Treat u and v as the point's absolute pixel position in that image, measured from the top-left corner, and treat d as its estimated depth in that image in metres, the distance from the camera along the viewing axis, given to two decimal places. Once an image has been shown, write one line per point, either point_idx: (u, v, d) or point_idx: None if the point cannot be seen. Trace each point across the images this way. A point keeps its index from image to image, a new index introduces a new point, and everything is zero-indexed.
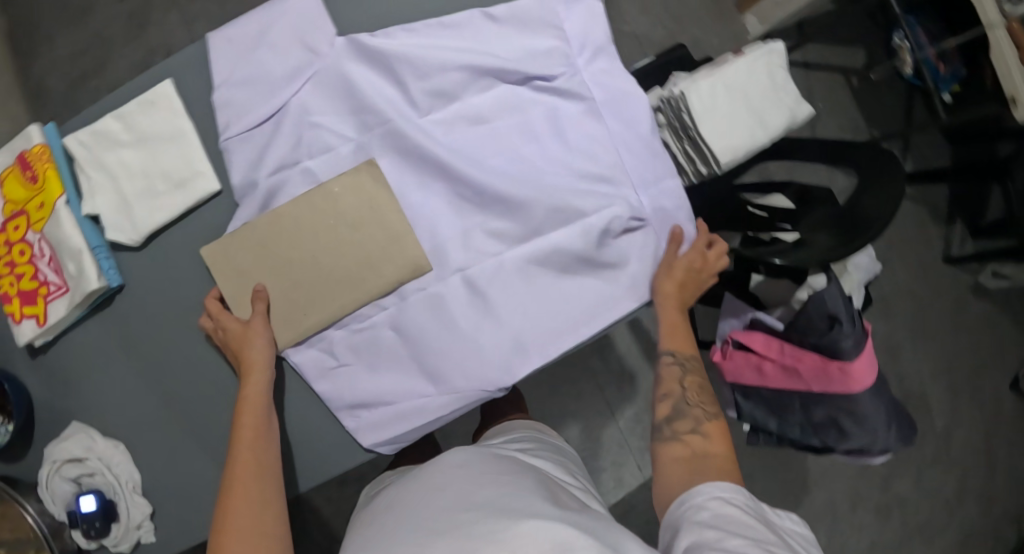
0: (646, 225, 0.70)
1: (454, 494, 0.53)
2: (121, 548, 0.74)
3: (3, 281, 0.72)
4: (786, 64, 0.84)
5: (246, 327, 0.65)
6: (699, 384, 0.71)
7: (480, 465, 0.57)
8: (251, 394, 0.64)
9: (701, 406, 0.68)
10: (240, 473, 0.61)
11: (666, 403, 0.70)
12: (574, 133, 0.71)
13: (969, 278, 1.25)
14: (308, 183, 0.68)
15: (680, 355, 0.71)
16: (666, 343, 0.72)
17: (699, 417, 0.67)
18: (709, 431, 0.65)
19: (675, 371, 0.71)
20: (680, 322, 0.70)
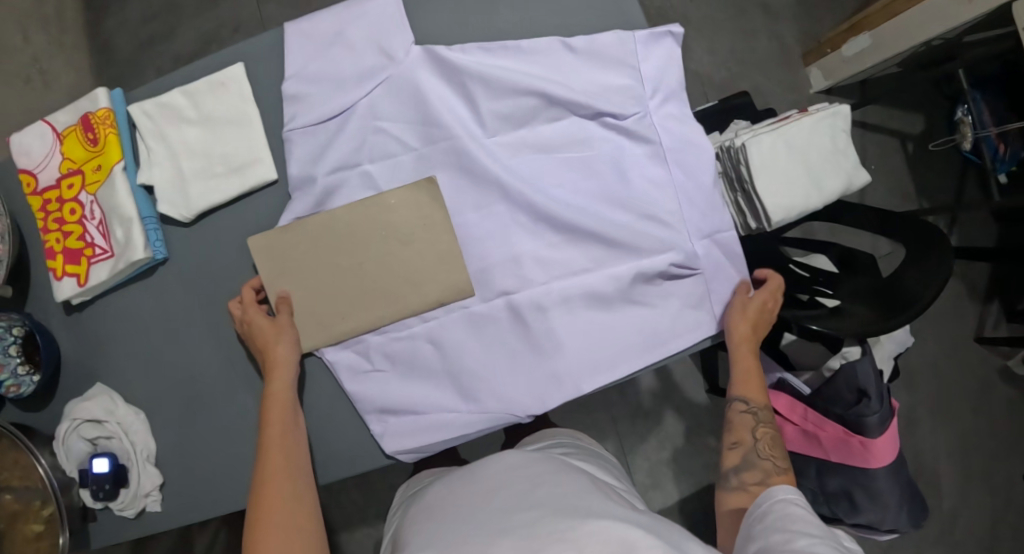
0: (697, 273, 0.71)
1: (517, 491, 0.56)
2: (126, 513, 0.74)
3: (49, 236, 0.73)
4: (850, 128, 0.83)
5: (273, 325, 0.66)
6: (771, 436, 0.68)
7: (532, 463, 0.60)
8: (276, 391, 0.64)
9: (773, 458, 0.65)
10: (271, 472, 0.62)
11: (735, 452, 0.67)
12: (635, 174, 0.72)
13: (997, 361, 1.23)
14: (367, 187, 0.69)
15: (753, 404, 0.68)
16: (739, 390, 0.70)
17: (769, 470, 0.65)
18: (779, 484, 0.63)
19: (747, 420, 0.69)
20: (753, 370, 0.70)
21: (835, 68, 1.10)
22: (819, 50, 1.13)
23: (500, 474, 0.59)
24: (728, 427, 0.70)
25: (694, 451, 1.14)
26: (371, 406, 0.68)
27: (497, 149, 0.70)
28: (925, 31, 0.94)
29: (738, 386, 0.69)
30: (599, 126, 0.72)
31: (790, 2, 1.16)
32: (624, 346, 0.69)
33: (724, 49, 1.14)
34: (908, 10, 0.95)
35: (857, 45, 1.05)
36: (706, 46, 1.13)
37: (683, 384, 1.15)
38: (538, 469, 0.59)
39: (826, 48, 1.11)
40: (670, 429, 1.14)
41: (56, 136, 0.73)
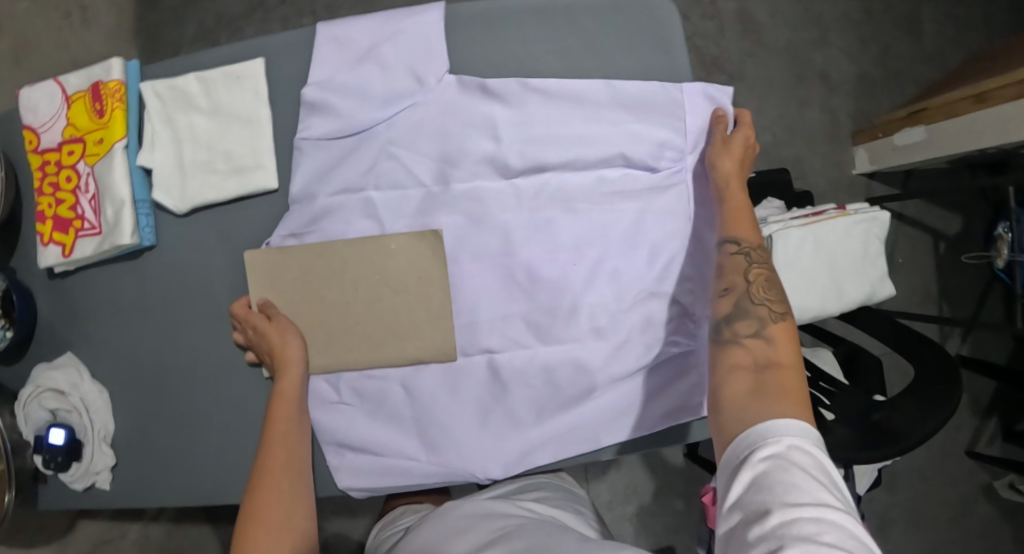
0: (694, 349, 0.66)
1: (474, 539, 0.57)
2: (74, 486, 0.74)
3: (42, 200, 0.71)
4: (884, 237, 0.79)
5: (270, 325, 0.63)
6: (767, 278, 0.58)
7: (504, 514, 0.61)
8: (284, 389, 0.62)
9: (769, 302, 0.56)
10: (270, 477, 0.59)
11: (727, 300, 0.58)
12: (650, 245, 0.67)
13: (984, 477, 1.19)
14: (366, 214, 0.66)
15: (745, 242, 0.60)
16: (728, 232, 0.61)
17: (764, 319, 0.56)
18: (775, 335, 0.55)
19: (739, 264, 0.60)
20: (744, 206, 0.62)
21: (883, 154, 1.05)
22: (871, 131, 1.08)
23: (465, 518, 0.60)
24: (717, 274, 0.60)
25: (658, 510, 1.12)
26: (331, 439, 0.67)
27: (511, 195, 0.66)
28: (981, 141, 0.90)
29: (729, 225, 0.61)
30: (625, 176, 0.67)
31: (852, 75, 1.10)
32: (603, 425, 0.66)
33: (773, 112, 1.08)
34: (967, 113, 0.91)
35: (910, 137, 1.00)
36: (755, 105, 1.08)
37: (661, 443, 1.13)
38: (502, 521, 0.59)
39: (878, 131, 1.06)
40: (639, 483, 1.12)
41: (65, 99, 0.71)
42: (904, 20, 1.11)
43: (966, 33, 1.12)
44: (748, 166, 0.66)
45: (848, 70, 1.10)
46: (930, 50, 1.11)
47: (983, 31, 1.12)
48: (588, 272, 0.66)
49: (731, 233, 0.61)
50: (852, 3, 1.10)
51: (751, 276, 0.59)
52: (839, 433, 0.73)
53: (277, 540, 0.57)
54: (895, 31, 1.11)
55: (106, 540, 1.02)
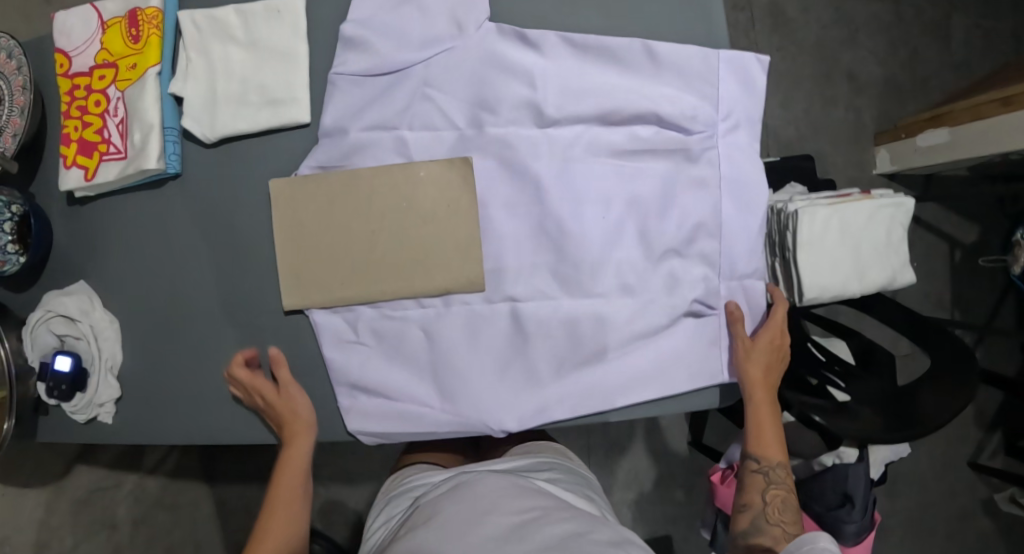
0: (715, 313, 0.67)
1: (504, 515, 0.58)
2: (76, 417, 0.73)
3: (68, 123, 0.70)
4: (909, 222, 0.78)
5: (278, 395, 0.68)
6: (783, 498, 0.65)
7: (524, 494, 0.62)
8: (291, 458, 0.68)
9: (781, 525, 0.63)
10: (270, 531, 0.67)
11: (745, 515, 0.65)
12: (679, 204, 0.66)
13: (985, 491, 1.17)
14: (398, 154, 0.66)
15: (764, 461, 0.66)
16: (753, 450, 0.67)
17: (778, 540, 0.62)
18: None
19: (759, 481, 0.66)
20: (767, 423, 0.66)
21: (907, 155, 1.05)
22: (893, 132, 1.08)
23: (486, 499, 0.60)
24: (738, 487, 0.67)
25: (657, 499, 1.11)
26: (343, 380, 0.66)
27: (543, 146, 0.66)
28: (1006, 144, 0.89)
29: (750, 447, 0.66)
30: (659, 134, 0.67)
31: (878, 76, 1.10)
32: (621, 382, 0.65)
33: (798, 108, 1.09)
34: (992, 116, 0.90)
35: (933, 138, 1.00)
36: (780, 101, 1.09)
37: (667, 430, 1.12)
38: (530, 502, 0.60)
39: (901, 132, 1.06)
40: (641, 470, 1.11)
41: (100, 25, 0.70)
42: (935, 26, 1.12)
43: (994, 43, 1.12)
44: (775, 366, 0.67)
45: (875, 72, 1.10)
46: (958, 58, 1.12)
47: (1012, 44, 1.13)
48: (617, 228, 0.65)
49: (753, 451, 0.66)
50: (883, 6, 1.11)
51: (769, 495, 0.65)
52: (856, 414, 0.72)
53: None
54: (924, 36, 1.11)
55: (103, 489, 1.02)
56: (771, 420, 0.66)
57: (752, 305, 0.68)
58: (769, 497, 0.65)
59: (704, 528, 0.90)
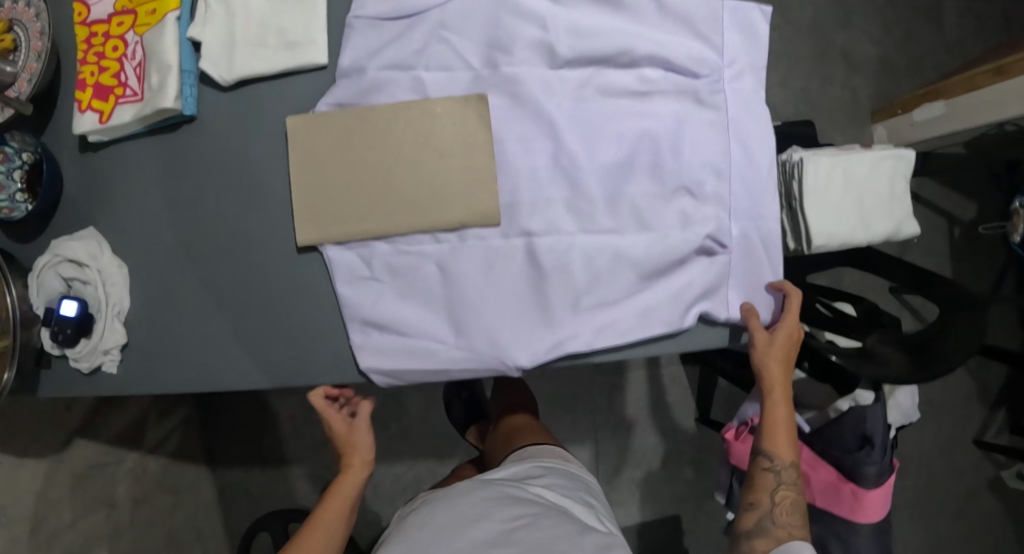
0: (727, 252, 0.66)
1: (495, 517, 0.66)
2: (80, 365, 0.71)
3: (85, 69, 0.71)
4: (910, 174, 0.79)
5: (349, 431, 0.73)
6: (792, 499, 0.67)
7: (516, 500, 0.69)
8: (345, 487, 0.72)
9: (788, 527, 0.66)
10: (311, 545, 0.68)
11: (752, 513, 0.68)
12: (690, 144, 0.66)
13: (991, 470, 1.17)
14: (414, 93, 0.66)
15: (775, 460, 0.67)
16: (764, 447, 0.68)
17: (783, 539, 0.66)
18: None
19: (769, 479, 0.68)
20: (783, 424, 0.67)
21: (906, 131, 1.09)
22: (891, 109, 1.11)
23: (478, 506, 0.68)
24: (748, 483, 0.69)
25: (663, 477, 1.12)
26: (356, 316, 0.66)
27: (557, 86, 0.66)
28: (1000, 111, 0.92)
29: (762, 445, 0.68)
30: (667, 77, 0.67)
31: (874, 56, 1.14)
32: (636, 318, 0.65)
33: (797, 86, 1.12)
34: (987, 85, 0.94)
35: (929, 112, 1.04)
36: (780, 79, 1.12)
37: (674, 406, 1.13)
38: (521, 508, 0.68)
39: (897, 109, 1.10)
40: (649, 448, 1.12)
41: None
42: (929, 9, 1.16)
43: (987, 25, 1.17)
44: (792, 364, 0.68)
45: (871, 53, 1.14)
46: (951, 40, 1.16)
47: (1005, 27, 1.17)
48: (629, 165, 0.66)
49: (764, 448, 0.68)
50: None
51: (777, 496, 0.67)
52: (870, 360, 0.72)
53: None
54: (918, 18, 1.16)
55: (103, 464, 1.00)
56: (787, 418, 0.68)
57: (765, 244, 0.68)
58: (778, 497, 0.67)
59: (718, 494, 0.89)
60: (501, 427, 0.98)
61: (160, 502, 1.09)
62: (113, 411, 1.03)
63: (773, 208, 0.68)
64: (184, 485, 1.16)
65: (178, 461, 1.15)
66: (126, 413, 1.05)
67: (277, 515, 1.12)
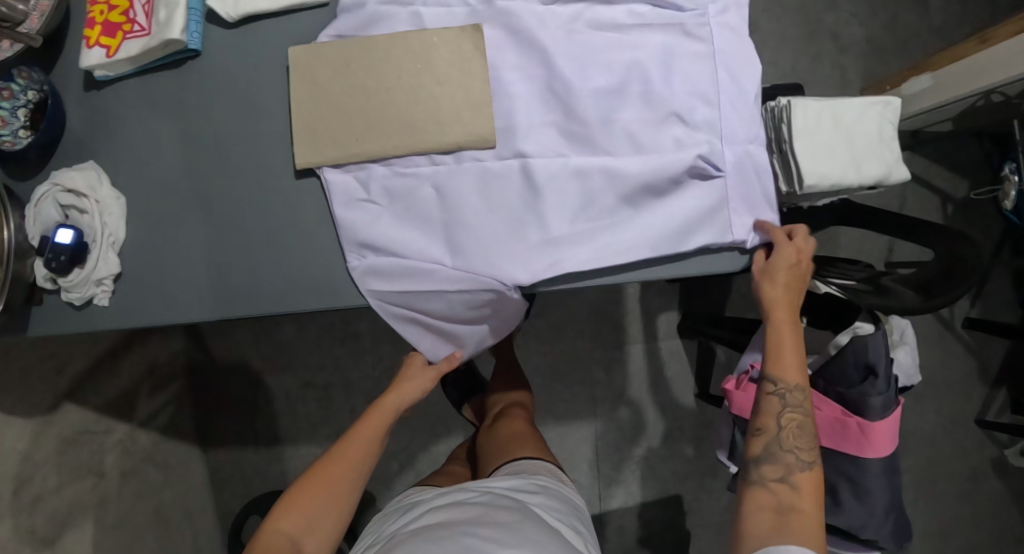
0: (722, 177, 0.67)
1: (498, 525, 0.63)
2: (71, 296, 0.70)
3: (95, 8, 0.73)
4: (897, 121, 0.81)
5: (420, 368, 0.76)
6: (799, 423, 0.63)
7: (516, 513, 0.65)
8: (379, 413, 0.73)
9: (795, 452, 0.61)
10: (355, 443, 0.69)
11: (759, 440, 0.64)
12: (681, 73, 0.68)
13: (994, 450, 1.17)
14: (412, 25, 0.67)
15: (780, 384, 0.64)
16: (769, 371, 0.65)
17: (791, 467, 0.61)
18: (800, 484, 0.60)
19: (775, 404, 0.64)
20: (787, 345, 0.64)
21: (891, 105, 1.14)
22: (879, 86, 1.17)
23: (482, 515, 0.65)
24: (755, 411, 0.66)
25: (664, 456, 1.13)
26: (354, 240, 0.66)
27: (549, 20, 0.67)
28: (985, 79, 0.96)
29: (765, 370, 0.65)
30: (654, 12, 0.69)
31: (861, 37, 1.20)
32: (634, 238, 0.65)
33: (785, 65, 1.18)
34: (970, 55, 0.98)
35: (917, 85, 1.08)
36: (769, 58, 1.18)
37: (673, 381, 1.14)
38: (520, 520, 0.64)
39: (886, 85, 1.15)
40: (649, 424, 1.14)
41: None
42: None
43: (970, 10, 1.24)
44: (798, 287, 0.66)
45: (858, 33, 1.20)
46: (937, 22, 1.23)
47: (988, 11, 1.24)
48: (621, 91, 0.67)
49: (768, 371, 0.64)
50: None
51: (784, 421, 0.63)
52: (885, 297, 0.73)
53: (343, 482, 0.66)
54: (902, 2, 1.22)
55: (92, 432, 0.97)
56: (793, 341, 0.65)
57: (755, 169, 0.69)
58: (784, 421, 0.63)
59: (720, 452, 0.88)
60: (500, 428, 0.91)
61: (149, 478, 1.06)
62: (106, 379, 1.01)
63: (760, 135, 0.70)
64: (174, 463, 1.13)
65: (169, 437, 1.13)
66: (120, 383, 1.04)
67: (269, 496, 1.11)
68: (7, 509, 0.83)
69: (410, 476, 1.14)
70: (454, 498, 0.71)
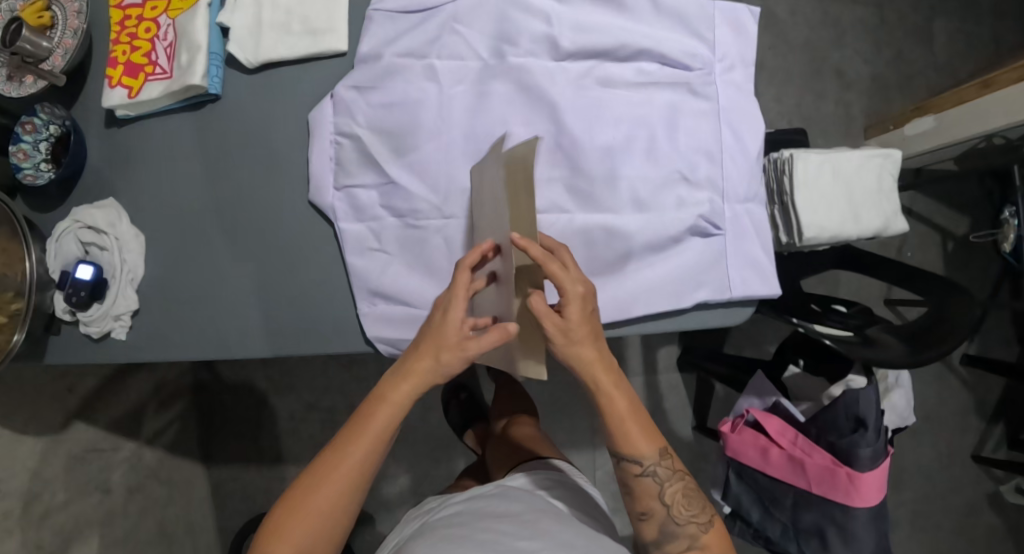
0: (721, 234, 0.70)
1: (513, 517, 0.69)
2: (90, 330, 0.72)
3: (117, 48, 0.74)
4: (896, 174, 0.83)
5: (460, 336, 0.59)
6: (682, 493, 0.63)
7: (531, 506, 0.72)
8: (368, 440, 0.59)
9: (694, 522, 0.63)
10: (354, 452, 0.59)
11: (652, 523, 0.64)
12: (686, 130, 0.70)
13: (990, 485, 1.20)
14: (427, 79, 0.69)
15: (646, 462, 0.63)
16: (630, 455, 0.62)
17: (695, 533, 0.63)
18: (707, 543, 0.63)
19: (651, 485, 0.63)
20: (629, 417, 0.62)
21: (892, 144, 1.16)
22: (882, 126, 1.19)
23: (501, 507, 0.71)
24: (631, 493, 0.64)
25: None
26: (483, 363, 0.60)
27: (560, 75, 0.70)
28: (986, 122, 0.97)
29: (625, 454, 0.62)
30: (663, 70, 0.71)
31: (865, 75, 1.22)
32: (634, 292, 0.68)
33: (790, 102, 1.20)
34: (973, 98, 1.00)
35: (920, 126, 1.10)
36: (774, 95, 1.20)
37: (670, 414, 1.16)
38: (535, 513, 0.70)
39: (890, 124, 1.17)
40: None
41: None
42: (918, 30, 1.24)
43: (974, 46, 1.25)
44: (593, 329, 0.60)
45: (862, 71, 1.22)
46: (940, 60, 1.24)
47: (992, 48, 1.25)
48: (626, 148, 0.69)
49: (630, 457, 0.62)
50: (868, 11, 1.23)
51: (667, 498, 0.63)
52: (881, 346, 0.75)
53: (334, 498, 0.58)
54: (906, 39, 1.24)
55: (100, 449, 1.00)
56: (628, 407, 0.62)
57: (756, 228, 0.71)
58: (668, 497, 0.63)
59: (713, 489, 0.93)
60: (507, 436, 0.94)
61: (153, 494, 1.09)
62: (114, 397, 1.04)
63: (761, 194, 0.72)
64: (179, 479, 1.16)
65: (174, 454, 1.16)
66: (128, 401, 1.06)
67: None
68: (17, 525, 0.85)
69: (409, 500, 1.17)
70: (474, 494, 0.77)
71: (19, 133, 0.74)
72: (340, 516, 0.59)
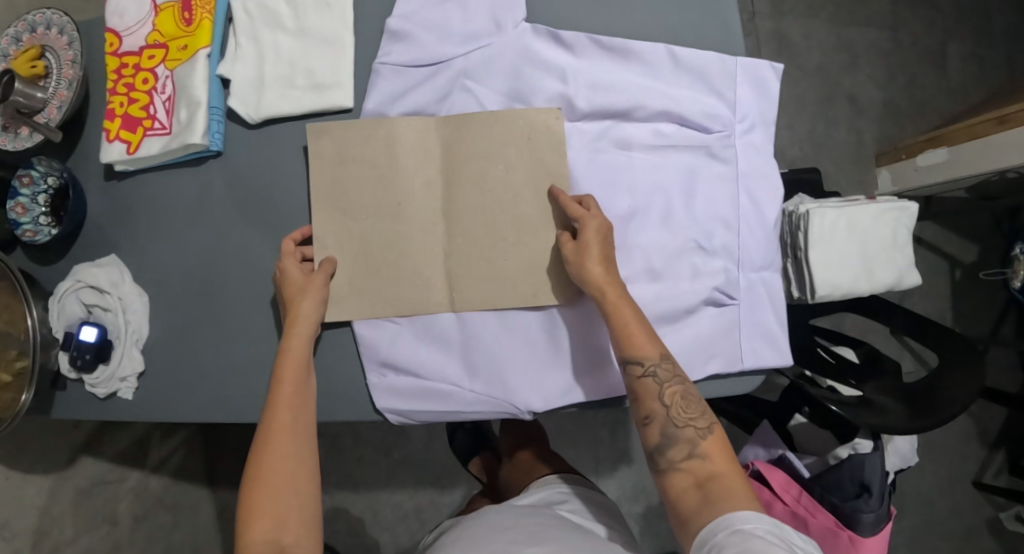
0: (735, 303, 0.69)
1: (521, 527, 0.67)
2: (96, 391, 0.72)
3: (114, 99, 0.72)
4: (912, 226, 0.82)
5: (306, 277, 0.64)
6: (681, 393, 0.60)
7: (540, 518, 0.70)
8: (283, 393, 0.60)
9: (693, 424, 0.59)
10: (279, 418, 0.60)
11: (653, 428, 0.60)
12: (702, 195, 0.69)
13: (990, 510, 1.22)
14: None
15: (647, 362, 0.60)
16: (627, 356, 0.61)
17: (695, 439, 0.59)
18: (709, 451, 0.58)
19: (651, 385, 0.60)
20: (631, 318, 0.61)
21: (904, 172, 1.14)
22: (893, 154, 1.16)
23: (508, 519, 0.70)
24: (633, 398, 0.61)
25: (664, 513, 1.20)
26: (364, 292, 0.66)
27: (575, 137, 0.68)
28: (1001, 161, 0.95)
29: (624, 353, 0.61)
30: (680, 132, 0.69)
31: (877, 99, 1.20)
32: None
33: (801, 130, 1.18)
34: (988, 133, 0.98)
35: (932, 158, 1.07)
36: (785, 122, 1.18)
37: None
38: (544, 524, 0.69)
39: (902, 152, 1.14)
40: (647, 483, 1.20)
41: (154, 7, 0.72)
42: (933, 53, 1.21)
43: (991, 69, 1.22)
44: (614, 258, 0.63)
45: (875, 96, 1.20)
46: (956, 83, 1.21)
47: (1008, 71, 1.22)
48: (641, 216, 0.68)
49: (629, 356, 0.60)
50: (881, 35, 1.21)
51: (668, 399, 0.60)
52: (892, 408, 0.74)
53: (286, 457, 0.59)
54: (921, 63, 1.21)
55: (106, 482, 1.01)
56: (635, 317, 0.61)
57: (771, 295, 0.70)
58: (668, 397, 0.60)
59: None
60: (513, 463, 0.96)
61: (159, 520, 1.10)
62: (120, 428, 1.04)
63: (776, 259, 0.71)
64: (185, 503, 1.17)
65: (180, 479, 1.17)
66: (133, 431, 1.07)
67: None
68: None
69: (415, 525, 1.18)
70: (483, 510, 0.75)
71: (16, 187, 0.72)
72: (298, 474, 0.59)
